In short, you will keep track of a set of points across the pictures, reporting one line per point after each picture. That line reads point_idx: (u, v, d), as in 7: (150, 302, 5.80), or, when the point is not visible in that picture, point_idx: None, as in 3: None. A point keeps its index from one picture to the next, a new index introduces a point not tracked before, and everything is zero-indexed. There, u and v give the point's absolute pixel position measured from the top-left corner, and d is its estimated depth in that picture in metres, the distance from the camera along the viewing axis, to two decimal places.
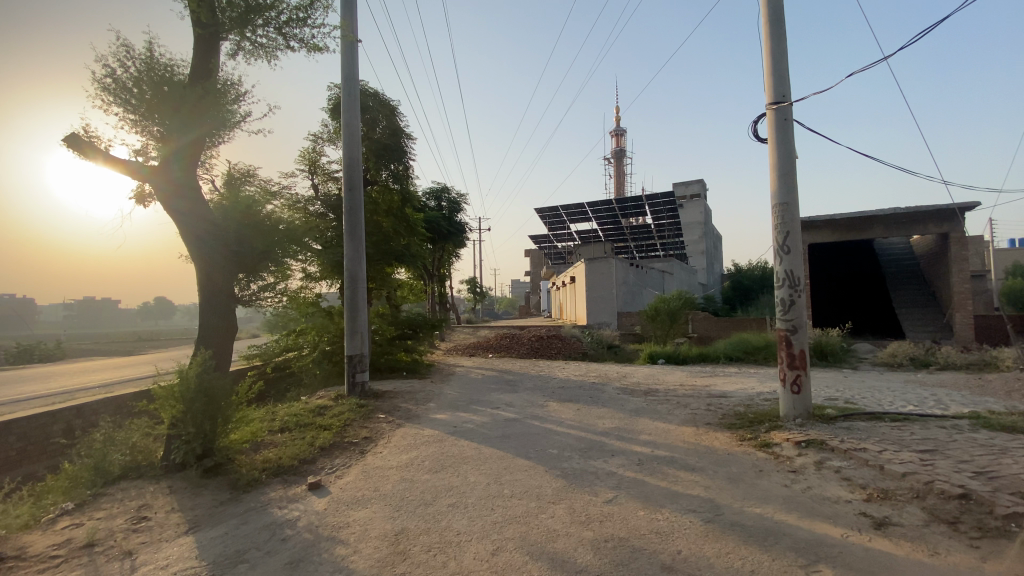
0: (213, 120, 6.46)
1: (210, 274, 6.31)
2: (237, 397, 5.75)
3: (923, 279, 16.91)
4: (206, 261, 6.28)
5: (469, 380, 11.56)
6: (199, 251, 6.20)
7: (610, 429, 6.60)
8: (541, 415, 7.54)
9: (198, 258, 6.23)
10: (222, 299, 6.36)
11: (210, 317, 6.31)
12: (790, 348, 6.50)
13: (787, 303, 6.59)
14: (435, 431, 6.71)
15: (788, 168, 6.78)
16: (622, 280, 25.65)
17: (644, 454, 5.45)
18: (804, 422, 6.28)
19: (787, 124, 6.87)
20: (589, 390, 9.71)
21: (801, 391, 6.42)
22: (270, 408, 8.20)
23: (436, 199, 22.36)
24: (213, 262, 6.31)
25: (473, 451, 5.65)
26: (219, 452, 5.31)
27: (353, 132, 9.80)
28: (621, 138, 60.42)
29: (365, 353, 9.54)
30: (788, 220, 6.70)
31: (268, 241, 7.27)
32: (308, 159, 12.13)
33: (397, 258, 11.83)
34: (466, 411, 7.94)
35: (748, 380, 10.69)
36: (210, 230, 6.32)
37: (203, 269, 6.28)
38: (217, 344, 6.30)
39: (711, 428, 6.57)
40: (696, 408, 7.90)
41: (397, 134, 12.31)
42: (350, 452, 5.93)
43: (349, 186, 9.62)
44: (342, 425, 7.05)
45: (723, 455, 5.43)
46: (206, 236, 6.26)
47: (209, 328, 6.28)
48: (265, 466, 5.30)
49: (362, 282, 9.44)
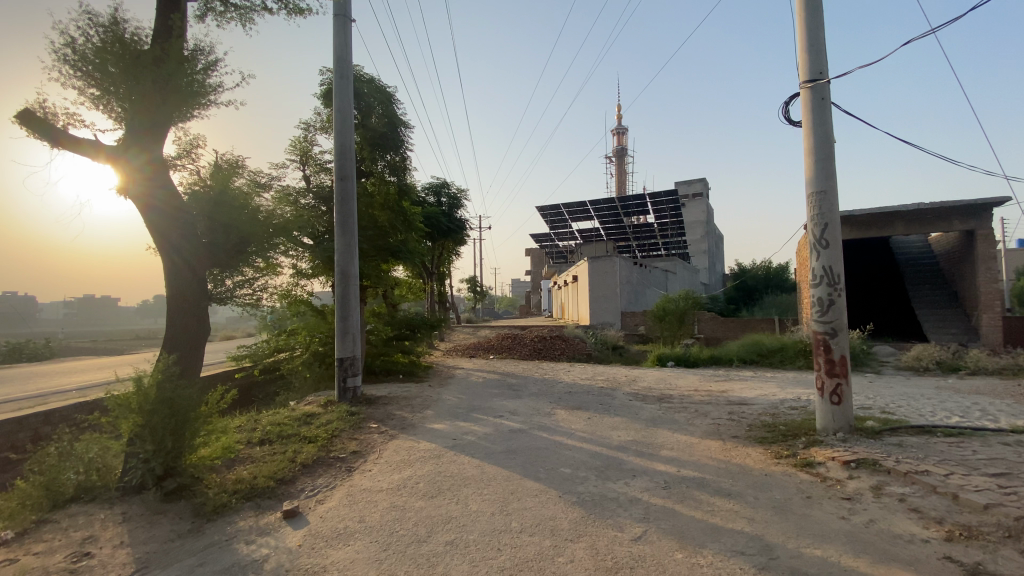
0: (187, 93, 5.81)
1: (180, 272, 5.64)
2: (207, 407, 5.04)
3: (943, 279, 16.21)
4: (177, 257, 5.63)
5: (470, 384, 10.86)
6: (168, 247, 5.54)
7: (627, 443, 5.92)
8: (549, 425, 6.85)
9: (165, 254, 5.56)
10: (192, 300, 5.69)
11: (181, 319, 5.65)
12: (828, 354, 5.81)
13: (825, 302, 5.91)
14: (432, 444, 6.03)
15: (826, 152, 6.09)
16: (626, 279, 24.96)
17: (670, 476, 4.76)
18: (846, 437, 5.60)
19: (824, 103, 6.19)
20: (598, 396, 9.03)
21: (841, 402, 5.74)
22: (253, 416, 7.49)
23: (436, 194, 21.67)
24: (184, 258, 5.65)
25: (475, 470, 4.97)
26: (185, 472, 4.60)
27: (345, 116, 9.12)
28: (623, 138, 59.81)
29: (357, 356, 8.82)
30: (826, 209, 6.01)
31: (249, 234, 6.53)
32: (300, 149, 11.44)
33: (393, 254, 11.18)
34: (466, 421, 7.25)
35: (768, 385, 10.00)
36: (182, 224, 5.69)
37: (173, 266, 5.62)
38: (187, 349, 5.62)
39: (739, 443, 5.89)
40: (718, 418, 7.21)
41: (394, 121, 11.46)
42: (336, 470, 5.25)
43: (341, 175, 8.93)
44: (329, 436, 6.35)
45: (760, 477, 4.75)
46: (179, 228, 5.65)
47: (179, 331, 5.61)
48: (237, 488, 4.59)
49: (354, 280, 8.78)
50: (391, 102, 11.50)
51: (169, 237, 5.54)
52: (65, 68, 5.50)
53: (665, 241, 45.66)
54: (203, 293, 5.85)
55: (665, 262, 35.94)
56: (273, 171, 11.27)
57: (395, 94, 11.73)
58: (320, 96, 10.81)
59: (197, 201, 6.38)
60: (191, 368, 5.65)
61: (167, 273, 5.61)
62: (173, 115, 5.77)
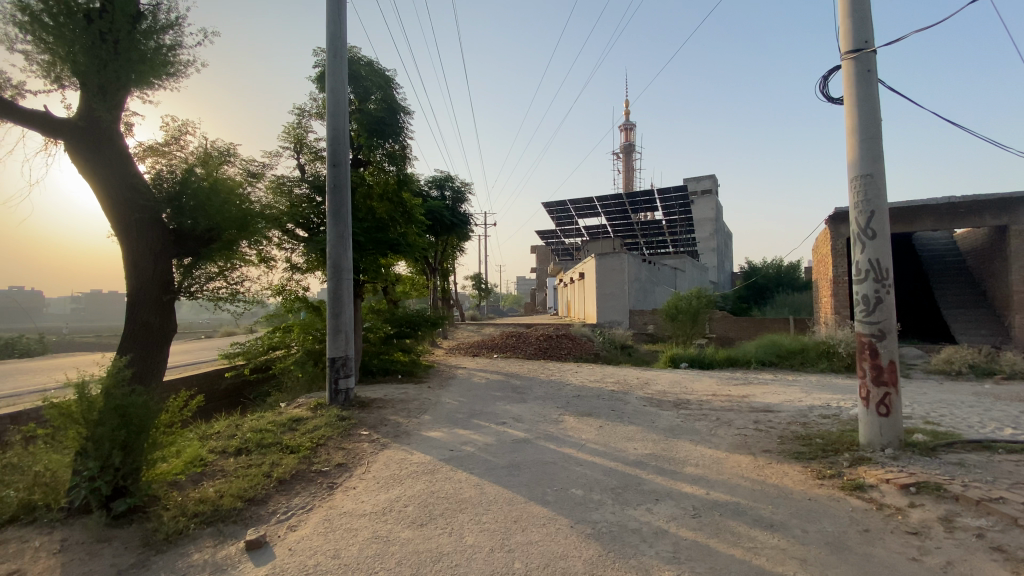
0: (149, 62, 5.31)
1: (143, 263, 5.25)
2: (165, 416, 4.43)
3: (971, 278, 15.40)
4: (139, 248, 5.29)
5: (472, 385, 10.24)
6: (128, 239, 5.21)
7: (645, 458, 5.25)
8: (556, 435, 6.20)
9: (125, 244, 5.22)
10: (155, 293, 5.32)
11: (142, 314, 5.26)
12: (875, 359, 5.12)
13: (870, 301, 5.23)
14: (426, 457, 5.39)
15: (873, 131, 5.38)
16: (634, 276, 24.23)
17: (699, 502, 4.11)
18: (896, 454, 4.93)
19: (870, 75, 5.49)
20: (610, 401, 8.37)
21: (890, 413, 5.06)
22: (234, 421, 6.91)
23: (439, 188, 21.04)
24: (145, 248, 5.29)
25: (472, 491, 4.32)
26: (140, 490, 4.01)
27: (339, 98, 8.46)
28: (631, 133, 58.85)
29: (350, 355, 8.19)
30: (872, 196, 5.32)
31: (219, 220, 5.76)
32: (294, 136, 10.75)
33: (392, 248, 10.57)
34: (465, 428, 6.61)
35: (791, 390, 9.32)
36: (145, 210, 5.30)
37: (135, 258, 5.24)
38: (143, 349, 5.23)
39: (772, 458, 5.22)
40: (743, 428, 6.54)
41: (394, 108, 10.72)
42: (316, 487, 4.62)
43: (333, 162, 8.29)
44: (313, 445, 5.74)
45: (804, 505, 4.07)
46: (141, 216, 5.27)
47: (138, 328, 5.22)
48: (196, 510, 3.98)
49: (347, 274, 8.13)
50: (390, 87, 10.80)
51: (128, 228, 5.20)
52: (9, 25, 4.92)
53: (674, 238, 44.79)
54: (166, 286, 5.45)
55: (674, 260, 35.15)
56: (265, 160, 10.62)
57: (394, 78, 11.05)
58: (314, 79, 10.14)
59: (161, 186, 5.71)
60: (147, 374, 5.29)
61: (127, 267, 5.23)
62: (131, 82, 5.26)
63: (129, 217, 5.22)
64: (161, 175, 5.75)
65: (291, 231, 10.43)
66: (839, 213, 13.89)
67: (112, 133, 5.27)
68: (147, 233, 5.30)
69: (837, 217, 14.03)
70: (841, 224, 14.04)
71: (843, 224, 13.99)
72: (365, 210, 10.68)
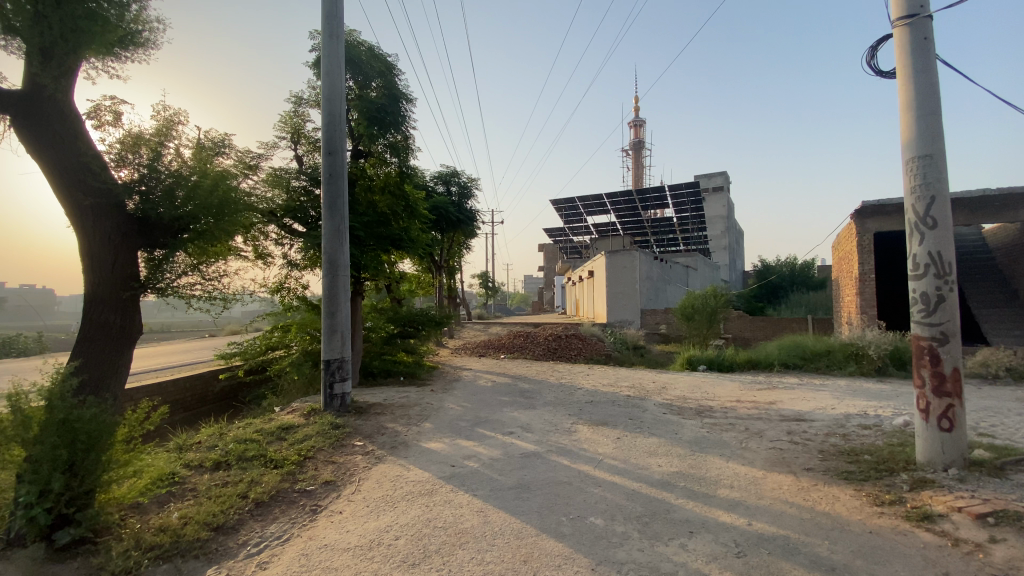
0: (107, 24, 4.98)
1: (100, 257, 4.94)
2: (122, 431, 3.89)
3: (1002, 275, 14.58)
4: (96, 239, 4.98)
5: (477, 389, 9.67)
6: (82, 230, 4.91)
7: (672, 478, 4.63)
8: (569, 448, 5.59)
9: (80, 233, 4.92)
10: (110, 286, 5.00)
11: (98, 312, 4.92)
12: (935, 366, 4.46)
13: (930, 299, 4.56)
14: (424, 474, 4.79)
15: (932, 107, 4.72)
16: (646, 274, 23.55)
17: (742, 537, 3.48)
18: (963, 475, 4.25)
19: (928, 43, 4.80)
20: (626, 408, 7.74)
21: (954, 428, 4.38)
22: (220, 429, 6.39)
23: (445, 183, 20.44)
24: (102, 237, 4.97)
25: (475, 519, 3.73)
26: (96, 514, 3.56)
27: (335, 82, 7.87)
28: (640, 130, 57.95)
29: (347, 358, 7.62)
30: (931, 179, 4.66)
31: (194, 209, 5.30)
32: (291, 125, 10.21)
33: (393, 243, 9.98)
34: (469, 439, 6.02)
35: (821, 396, 8.63)
36: (99, 195, 4.95)
37: (91, 251, 4.93)
38: (102, 350, 4.88)
39: (818, 479, 4.57)
40: (777, 441, 5.90)
41: (396, 95, 10.16)
42: (296, 511, 4.05)
43: (328, 149, 7.72)
44: (299, 458, 5.18)
45: (865, 540, 3.43)
46: (98, 204, 4.95)
47: (94, 328, 4.88)
48: (152, 543, 3.43)
49: (343, 270, 7.56)
50: (391, 73, 10.25)
51: (81, 217, 4.91)
52: None
53: (684, 236, 43.95)
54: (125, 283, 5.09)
55: (685, 258, 34.39)
56: (262, 151, 10.06)
57: (396, 64, 10.47)
58: (311, 65, 9.57)
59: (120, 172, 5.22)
60: (105, 381, 4.90)
61: (86, 263, 4.93)
62: (87, 45, 4.91)
63: (80, 203, 4.89)
64: (129, 158, 5.20)
65: (288, 225, 9.89)
66: (865, 207, 13.08)
67: (63, 106, 4.97)
68: (103, 223, 4.97)
69: (863, 211, 13.23)
70: (868, 219, 13.23)
71: (870, 219, 13.18)
72: (366, 204, 10.12)
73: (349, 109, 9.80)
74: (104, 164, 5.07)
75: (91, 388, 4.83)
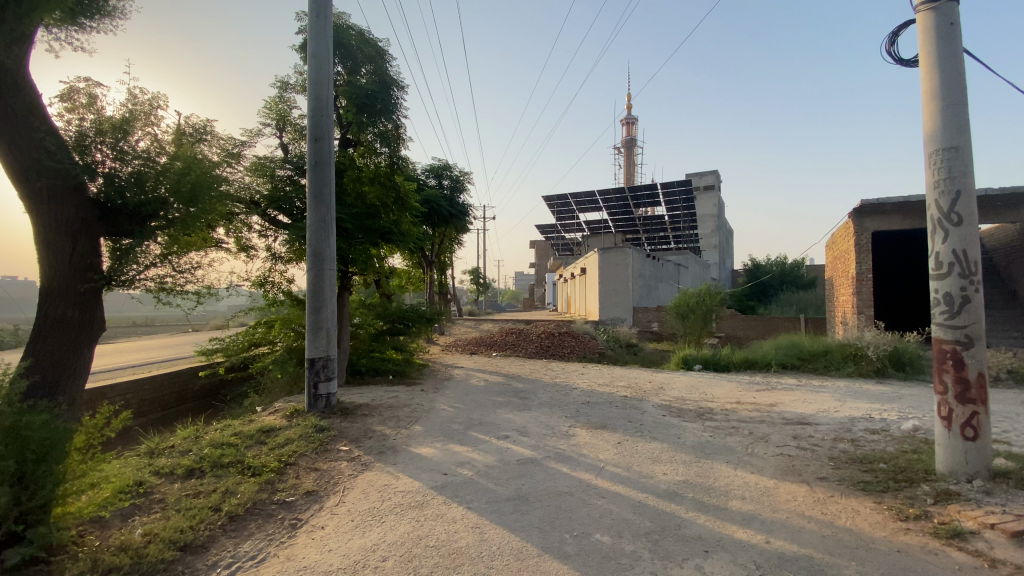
0: None
1: (57, 244, 4.67)
2: (79, 438, 3.50)
3: (999, 276, 14.52)
4: (53, 225, 4.68)
5: (470, 389, 9.33)
6: (36, 213, 4.65)
7: (679, 488, 4.33)
8: (568, 454, 5.28)
9: (35, 217, 4.67)
10: (67, 275, 4.72)
11: (53, 305, 4.67)
12: (960, 372, 4.23)
13: (954, 300, 4.34)
14: (414, 483, 4.45)
15: (959, 96, 4.47)
16: (639, 272, 23.33)
17: (762, 557, 3.19)
18: (989, 487, 4.04)
19: (954, 28, 4.54)
20: (624, 410, 7.46)
21: (978, 437, 4.16)
22: (196, 431, 5.99)
23: (437, 177, 20.03)
24: (59, 223, 4.67)
25: (470, 537, 3.40)
26: (51, 530, 3.12)
27: (321, 65, 7.44)
28: (633, 127, 57.82)
29: (333, 355, 7.24)
30: (957, 173, 4.42)
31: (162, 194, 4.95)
32: (276, 112, 9.75)
33: (383, 236, 9.58)
34: (462, 444, 5.68)
35: (822, 398, 8.42)
36: (55, 176, 4.64)
37: (45, 235, 4.68)
38: (58, 345, 4.65)
39: (833, 490, 4.30)
40: (784, 446, 5.64)
41: (387, 82, 9.76)
42: (274, 526, 3.69)
43: (314, 136, 7.29)
44: (279, 465, 4.81)
45: (895, 561, 3.17)
46: (55, 185, 4.64)
47: (50, 321, 4.64)
48: (111, 564, 3.05)
49: (329, 263, 7.16)
50: (383, 59, 9.83)
51: (36, 201, 4.65)
52: None
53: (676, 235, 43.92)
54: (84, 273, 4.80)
55: (677, 256, 34.30)
56: (246, 139, 9.58)
57: (387, 49, 10.04)
58: (298, 48, 9.12)
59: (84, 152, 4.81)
60: (60, 381, 4.65)
61: (41, 251, 4.71)
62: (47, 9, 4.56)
63: (33, 182, 4.61)
64: (87, 135, 4.80)
65: (272, 217, 9.45)
66: (863, 206, 12.94)
67: (16, 79, 4.68)
68: (60, 206, 4.68)
69: (861, 210, 13.09)
70: (866, 218, 13.10)
71: (868, 218, 13.05)
72: (354, 195, 9.70)
73: (338, 95, 9.40)
74: (61, 142, 4.73)
75: (45, 389, 4.58)
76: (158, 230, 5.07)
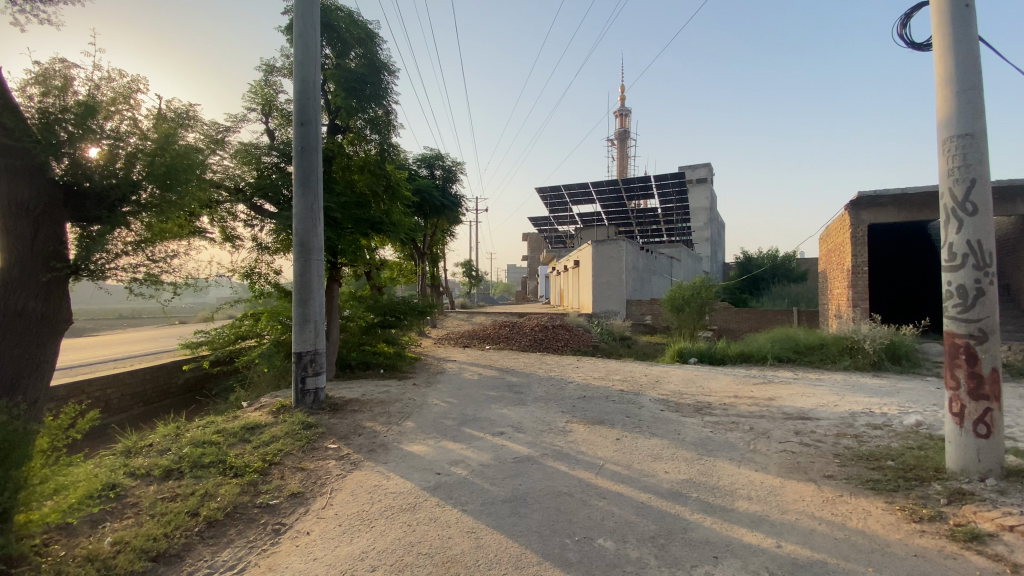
0: None
1: (20, 232, 4.37)
2: (42, 440, 3.22)
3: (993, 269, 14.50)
4: (14, 211, 4.35)
5: (463, 383, 9.12)
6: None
7: (682, 488, 4.16)
8: (566, 451, 5.09)
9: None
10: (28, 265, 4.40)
11: (11, 298, 4.32)
12: (973, 366, 4.12)
13: (968, 293, 4.22)
14: (406, 484, 4.24)
15: (974, 81, 4.29)
16: (632, 265, 23.17)
17: (774, 564, 3.02)
18: (1000, 485, 3.94)
19: (967, 11, 4.36)
20: (621, 404, 7.28)
21: (990, 434, 4.06)
22: (177, 428, 5.73)
23: (428, 167, 19.69)
24: (19, 208, 4.34)
25: (466, 543, 3.21)
26: (10, 541, 2.82)
27: (308, 47, 7.10)
28: (626, 119, 57.51)
29: (321, 350, 6.98)
30: (971, 160, 4.27)
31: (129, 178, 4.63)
32: (261, 96, 9.36)
33: (373, 226, 9.29)
34: (455, 441, 5.47)
35: (821, 391, 8.33)
36: (16, 156, 4.29)
37: (5, 221, 4.35)
38: (15, 343, 4.32)
39: (842, 489, 4.16)
40: (787, 442, 5.49)
41: (376, 66, 9.43)
42: (256, 532, 3.46)
43: (300, 120, 6.98)
44: (263, 465, 4.57)
45: (914, 566, 3.02)
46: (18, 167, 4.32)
47: (7, 315, 4.31)
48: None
49: (317, 253, 6.88)
50: (373, 41, 9.49)
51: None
52: None
53: (668, 227, 43.82)
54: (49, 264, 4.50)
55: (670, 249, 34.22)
56: (230, 125, 9.21)
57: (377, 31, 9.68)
58: (284, 29, 8.74)
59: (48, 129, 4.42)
60: (20, 380, 4.35)
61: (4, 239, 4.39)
62: None
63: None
64: (51, 108, 4.44)
65: (258, 205, 9.11)
66: (860, 198, 12.81)
67: None
68: (23, 190, 4.36)
69: (857, 203, 12.97)
70: (862, 211, 12.98)
71: (864, 211, 12.90)
72: (344, 184, 9.38)
73: (326, 79, 9.08)
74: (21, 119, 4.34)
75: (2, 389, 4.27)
76: (128, 216, 4.76)
